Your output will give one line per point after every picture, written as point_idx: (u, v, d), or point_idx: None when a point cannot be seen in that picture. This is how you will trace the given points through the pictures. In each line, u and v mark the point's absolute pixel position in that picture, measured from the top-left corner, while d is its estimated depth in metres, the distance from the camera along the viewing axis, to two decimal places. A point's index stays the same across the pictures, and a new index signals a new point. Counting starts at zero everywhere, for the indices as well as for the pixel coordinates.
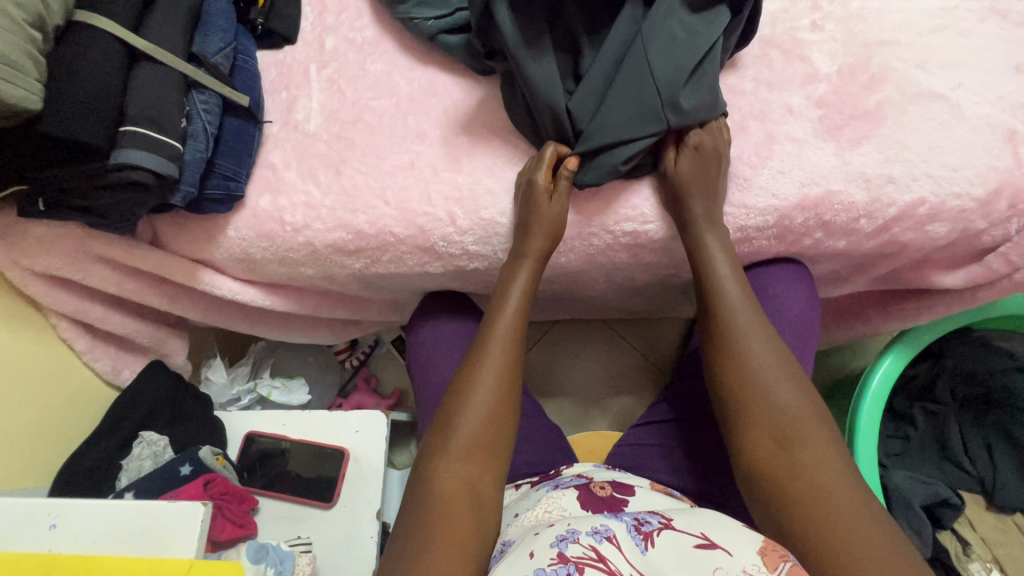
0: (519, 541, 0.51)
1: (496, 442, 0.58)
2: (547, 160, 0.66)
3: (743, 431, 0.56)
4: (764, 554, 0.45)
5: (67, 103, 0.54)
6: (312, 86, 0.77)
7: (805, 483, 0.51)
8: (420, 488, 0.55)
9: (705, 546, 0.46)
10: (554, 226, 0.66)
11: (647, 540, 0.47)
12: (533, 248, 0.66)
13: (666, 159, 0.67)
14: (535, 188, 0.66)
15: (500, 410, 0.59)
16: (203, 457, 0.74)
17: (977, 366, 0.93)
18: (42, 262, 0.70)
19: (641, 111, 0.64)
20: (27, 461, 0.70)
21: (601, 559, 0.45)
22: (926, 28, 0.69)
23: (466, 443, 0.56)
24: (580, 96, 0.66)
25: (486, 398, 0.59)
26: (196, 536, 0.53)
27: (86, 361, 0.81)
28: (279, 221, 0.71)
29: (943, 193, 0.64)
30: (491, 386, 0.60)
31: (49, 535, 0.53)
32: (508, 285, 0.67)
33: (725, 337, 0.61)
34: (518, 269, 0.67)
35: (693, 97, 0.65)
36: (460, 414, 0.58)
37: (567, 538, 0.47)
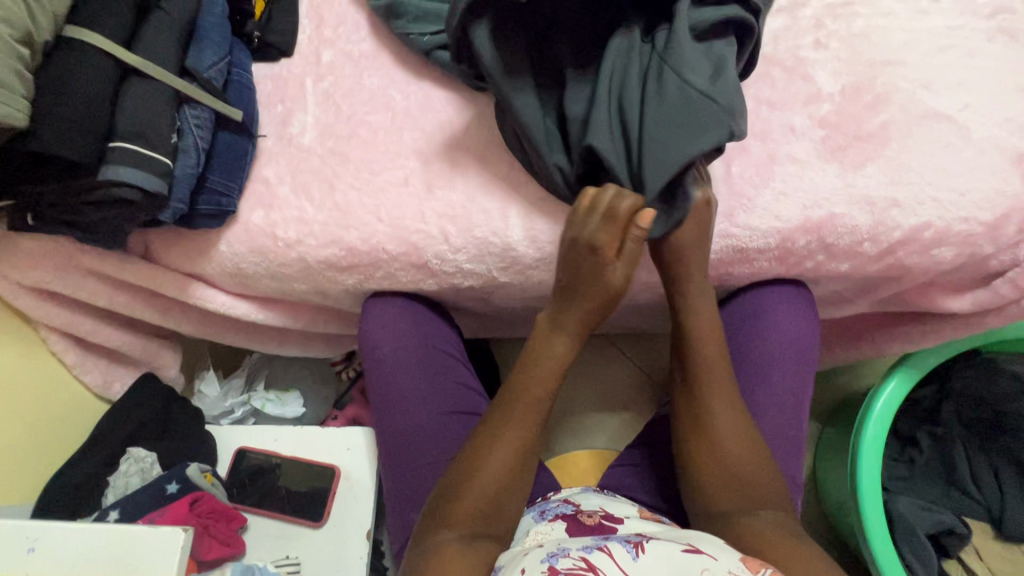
0: (508, 563, 0.50)
1: (500, 511, 0.57)
2: (617, 209, 0.60)
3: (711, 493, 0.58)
4: (746, 559, 0.45)
5: (53, 119, 0.53)
6: (308, 100, 0.76)
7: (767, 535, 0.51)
8: (420, 553, 0.53)
9: (691, 552, 0.46)
10: (609, 292, 0.63)
11: (637, 548, 0.47)
12: (572, 319, 0.64)
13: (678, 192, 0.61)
14: (598, 256, 0.61)
15: (503, 474, 0.58)
16: (190, 476, 0.73)
17: (982, 389, 0.91)
18: (32, 275, 0.70)
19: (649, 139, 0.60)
20: (13, 477, 0.69)
21: (592, 567, 0.44)
22: (932, 47, 0.67)
23: (470, 511, 0.55)
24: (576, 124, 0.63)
25: (500, 465, 0.58)
26: (174, 564, 0.51)
27: (77, 375, 0.80)
28: (271, 236, 0.70)
29: (949, 217, 0.62)
30: (507, 450, 0.59)
31: (27, 559, 0.52)
32: (534, 351, 0.65)
33: (697, 400, 0.63)
34: (555, 339, 0.64)
35: (706, 117, 0.59)
36: (469, 480, 0.57)
37: (557, 553, 0.46)
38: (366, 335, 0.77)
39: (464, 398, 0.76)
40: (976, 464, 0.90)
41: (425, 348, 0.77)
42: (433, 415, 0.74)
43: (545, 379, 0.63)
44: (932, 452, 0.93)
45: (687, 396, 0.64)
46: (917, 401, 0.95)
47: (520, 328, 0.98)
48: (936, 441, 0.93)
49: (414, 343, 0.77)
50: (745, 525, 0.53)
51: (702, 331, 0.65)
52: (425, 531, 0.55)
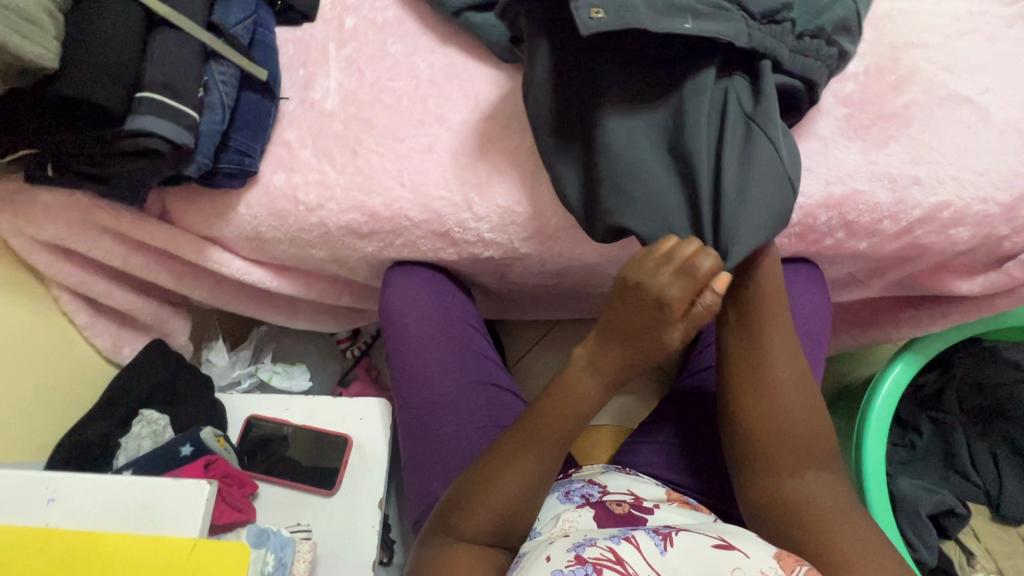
0: (531, 551, 0.51)
1: (510, 533, 0.55)
2: (678, 267, 0.53)
3: (761, 469, 0.57)
4: (779, 558, 0.46)
5: (84, 64, 0.53)
6: (331, 65, 0.75)
7: (815, 506, 0.53)
8: (432, 552, 0.55)
9: (722, 547, 0.47)
10: (659, 351, 0.57)
11: (666, 540, 0.48)
12: (614, 360, 0.58)
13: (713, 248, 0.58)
14: (665, 313, 0.54)
15: (533, 471, 0.56)
16: (204, 438, 0.72)
17: (984, 376, 0.92)
18: (47, 231, 0.68)
19: (716, 211, 0.56)
20: (23, 435, 0.68)
21: (619, 561, 0.45)
22: (954, 32, 0.68)
23: (480, 527, 0.54)
24: (633, 170, 0.58)
25: (507, 493, 0.55)
26: (199, 516, 0.51)
27: (87, 338, 0.79)
28: (292, 200, 0.70)
29: (968, 197, 0.64)
30: (519, 478, 0.55)
31: (47, 509, 0.52)
32: (562, 386, 0.58)
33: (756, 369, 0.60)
34: (587, 377, 0.58)
35: (771, 196, 0.56)
36: (480, 496, 0.55)
37: (583, 543, 0.48)
38: (387, 304, 0.77)
39: (484, 367, 0.76)
40: (976, 449, 0.92)
41: (448, 319, 0.77)
42: (455, 383, 0.74)
43: (568, 415, 0.57)
44: (932, 436, 0.94)
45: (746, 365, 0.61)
46: (920, 386, 0.97)
47: (532, 309, 0.98)
48: (936, 426, 0.94)
49: (437, 313, 0.77)
50: (799, 492, 0.54)
51: (766, 310, 0.62)
52: (434, 530, 0.57)
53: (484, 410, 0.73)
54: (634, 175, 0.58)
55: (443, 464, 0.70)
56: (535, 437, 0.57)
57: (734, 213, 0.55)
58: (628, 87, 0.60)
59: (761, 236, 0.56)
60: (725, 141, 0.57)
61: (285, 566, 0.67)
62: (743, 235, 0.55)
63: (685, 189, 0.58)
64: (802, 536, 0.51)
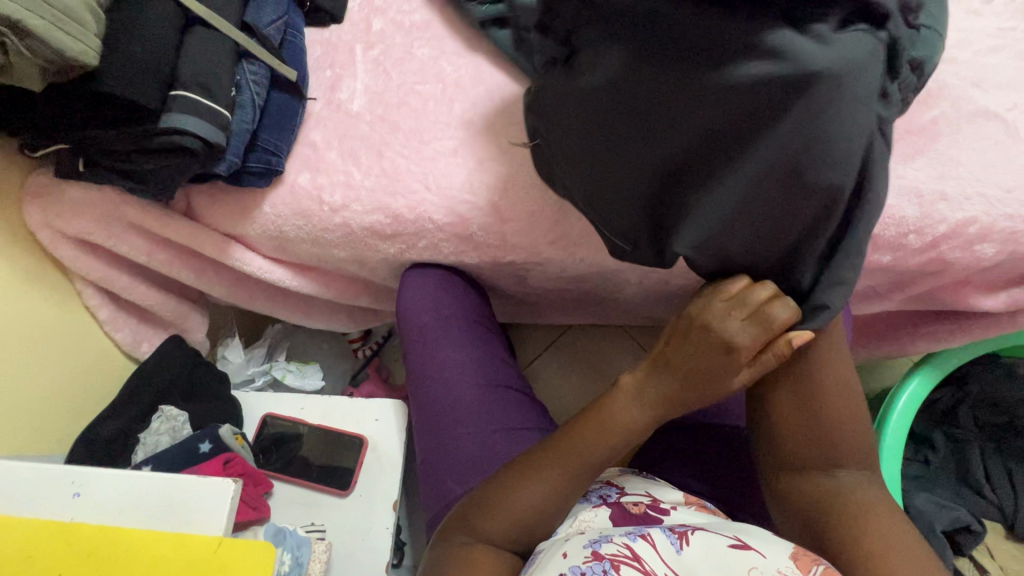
0: (547, 548, 0.51)
1: (533, 539, 0.55)
2: (755, 310, 0.51)
3: (795, 472, 0.56)
4: (796, 558, 0.45)
5: (124, 61, 0.53)
6: (358, 66, 0.76)
7: (844, 498, 0.53)
8: (449, 550, 0.54)
9: (739, 547, 0.46)
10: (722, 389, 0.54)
11: (681, 539, 0.47)
12: (667, 390, 0.56)
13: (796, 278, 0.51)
14: (733, 358, 0.53)
15: (564, 481, 0.55)
16: (222, 435, 0.72)
17: (999, 393, 0.91)
18: (74, 225, 0.69)
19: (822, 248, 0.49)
20: (44, 428, 0.69)
21: (636, 557, 0.45)
22: (983, 48, 0.68)
23: (503, 531, 0.54)
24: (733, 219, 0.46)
25: (532, 501, 0.54)
26: (225, 513, 0.52)
27: (108, 332, 0.79)
28: (317, 200, 0.70)
29: (995, 213, 0.63)
30: (547, 488, 0.55)
31: (72, 503, 0.52)
32: (606, 412, 0.57)
33: (796, 367, 0.56)
34: (636, 407, 0.56)
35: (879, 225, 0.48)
36: (505, 499, 0.55)
37: (600, 539, 0.47)
38: (404, 304, 0.77)
39: (497, 369, 0.76)
40: (991, 466, 0.91)
41: (468, 321, 0.78)
42: (468, 385, 0.74)
43: (606, 437, 0.56)
44: (947, 452, 0.94)
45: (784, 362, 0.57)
46: (935, 402, 0.96)
47: (548, 314, 0.98)
48: (952, 442, 0.94)
49: (459, 314, 0.77)
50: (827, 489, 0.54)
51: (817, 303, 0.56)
52: (452, 528, 0.56)
53: (497, 412, 0.72)
54: (731, 227, 0.47)
55: (458, 464, 0.70)
56: (574, 457, 0.56)
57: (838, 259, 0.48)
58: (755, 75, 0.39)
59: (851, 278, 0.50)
60: (858, 171, 0.45)
61: (300, 566, 0.67)
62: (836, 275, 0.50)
63: (796, 231, 0.47)
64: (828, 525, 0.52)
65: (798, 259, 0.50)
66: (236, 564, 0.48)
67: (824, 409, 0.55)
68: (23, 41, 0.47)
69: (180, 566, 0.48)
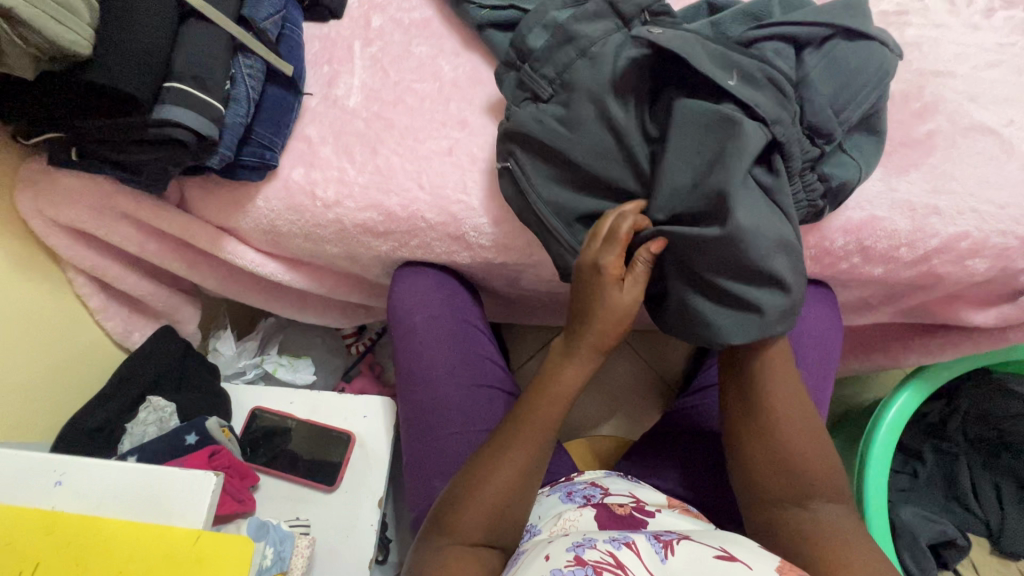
0: (531, 549, 0.51)
1: (505, 533, 0.54)
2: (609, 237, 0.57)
3: (772, 508, 0.56)
4: (782, 571, 0.45)
5: (116, 51, 0.53)
6: (356, 63, 0.76)
7: (821, 530, 0.53)
8: (428, 554, 0.54)
9: (724, 558, 0.46)
10: (622, 317, 0.58)
11: (666, 549, 0.47)
12: (581, 351, 0.59)
13: (704, 302, 0.58)
14: (605, 277, 0.56)
15: (529, 463, 0.56)
16: (210, 428, 0.72)
17: (990, 408, 0.89)
18: (65, 213, 0.69)
19: (724, 284, 0.56)
20: (31, 415, 0.69)
21: (619, 565, 0.45)
22: (981, 62, 0.68)
23: (476, 526, 0.53)
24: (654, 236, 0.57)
25: (500, 487, 0.55)
26: (205, 504, 0.52)
27: (98, 321, 0.79)
28: (310, 195, 0.70)
29: (988, 229, 0.63)
30: (510, 470, 0.56)
31: (55, 493, 0.52)
32: (547, 385, 0.59)
33: (758, 411, 0.59)
34: (567, 365, 0.59)
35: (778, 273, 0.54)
36: (477, 493, 0.55)
37: (583, 544, 0.47)
38: (397, 303, 0.77)
39: (483, 371, 0.76)
40: (979, 480, 0.91)
41: (458, 319, 0.78)
42: (454, 385, 0.74)
43: (553, 405, 0.59)
44: (935, 464, 0.94)
45: (744, 405, 0.60)
46: (924, 415, 0.95)
47: (540, 315, 0.98)
48: (940, 455, 0.94)
49: (447, 316, 0.77)
50: (805, 523, 0.54)
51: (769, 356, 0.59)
52: (429, 532, 0.56)
53: (481, 413, 0.72)
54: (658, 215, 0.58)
55: (445, 457, 0.70)
56: (532, 427, 0.58)
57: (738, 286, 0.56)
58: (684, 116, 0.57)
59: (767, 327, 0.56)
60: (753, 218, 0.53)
61: (282, 561, 0.67)
62: (734, 313, 0.57)
63: (697, 255, 0.56)
64: (802, 559, 0.51)
65: (699, 271, 0.57)
66: (215, 557, 0.48)
67: (791, 450, 0.57)
68: (15, 28, 0.47)
69: (160, 557, 0.48)
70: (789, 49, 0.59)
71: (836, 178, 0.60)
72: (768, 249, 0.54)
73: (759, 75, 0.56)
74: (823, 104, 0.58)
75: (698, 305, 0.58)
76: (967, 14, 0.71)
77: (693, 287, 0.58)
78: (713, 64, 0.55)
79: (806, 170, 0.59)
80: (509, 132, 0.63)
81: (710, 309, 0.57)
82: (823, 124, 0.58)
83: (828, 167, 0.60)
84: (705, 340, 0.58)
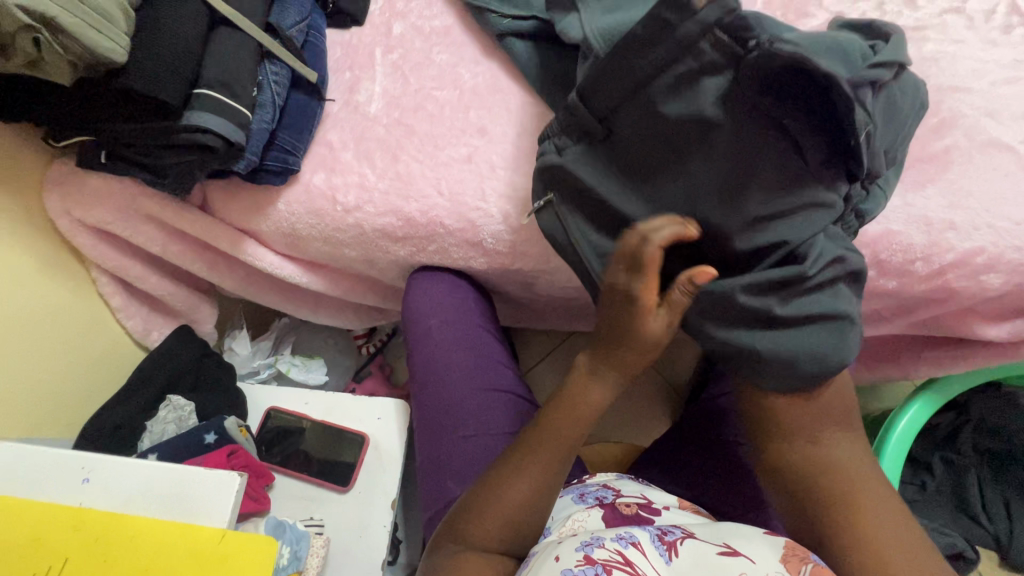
0: (542, 550, 0.51)
1: (518, 541, 0.54)
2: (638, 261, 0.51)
3: (783, 444, 0.57)
4: (786, 562, 0.46)
5: (151, 58, 0.54)
6: (377, 69, 0.77)
7: (833, 470, 0.54)
8: (441, 555, 0.55)
9: (727, 554, 0.47)
10: (653, 342, 0.53)
11: (670, 550, 0.48)
12: (605, 369, 0.56)
13: (762, 358, 0.54)
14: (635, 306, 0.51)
15: (547, 490, 0.55)
16: (228, 428, 0.73)
17: (999, 421, 0.91)
18: (92, 214, 0.70)
19: (790, 315, 0.53)
20: (54, 412, 0.70)
21: (627, 563, 0.45)
22: (999, 78, 0.69)
23: (489, 534, 0.54)
24: (712, 289, 0.54)
25: (513, 504, 0.54)
26: (229, 506, 0.53)
27: (119, 319, 0.80)
28: (331, 200, 0.71)
29: (1003, 244, 0.64)
30: (527, 487, 0.55)
31: (81, 489, 0.53)
32: (566, 400, 0.57)
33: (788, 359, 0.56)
34: (589, 384, 0.57)
35: (830, 332, 0.54)
36: (490, 503, 0.55)
37: (592, 543, 0.47)
38: (411, 308, 0.79)
39: (497, 374, 0.76)
40: (988, 493, 0.91)
41: (469, 323, 0.78)
42: (469, 390, 0.74)
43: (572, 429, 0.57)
44: (943, 475, 0.94)
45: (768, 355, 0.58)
46: (934, 427, 0.97)
47: (552, 320, 0.98)
48: (948, 466, 0.94)
49: (461, 321, 0.78)
50: (817, 458, 0.55)
51: None
52: (443, 540, 0.57)
53: (498, 417, 0.73)
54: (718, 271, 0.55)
55: (448, 459, 0.71)
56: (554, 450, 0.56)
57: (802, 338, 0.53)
58: (759, 163, 0.51)
59: (835, 358, 0.54)
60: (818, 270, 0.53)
61: (298, 561, 0.68)
62: (807, 343, 0.53)
63: (761, 288, 0.53)
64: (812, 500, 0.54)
65: (758, 313, 0.54)
66: (238, 558, 0.49)
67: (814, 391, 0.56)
68: (56, 36, 0.49)
69: (184, 556, 0.49)
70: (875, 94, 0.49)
71: (868, 214, 0.60)
72: (837, 277, 0.54)
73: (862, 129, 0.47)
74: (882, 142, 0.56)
75: (754, 340, 0.55)
76: (985, 30, 0.71)
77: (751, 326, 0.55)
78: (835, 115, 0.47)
79: (852, 211, 0.57)
80: (549, 167, 0.62)
81: (772, 341, 0.54)
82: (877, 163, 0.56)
83: (863, 204, 0.59)
84: (759, 382, 0.56)
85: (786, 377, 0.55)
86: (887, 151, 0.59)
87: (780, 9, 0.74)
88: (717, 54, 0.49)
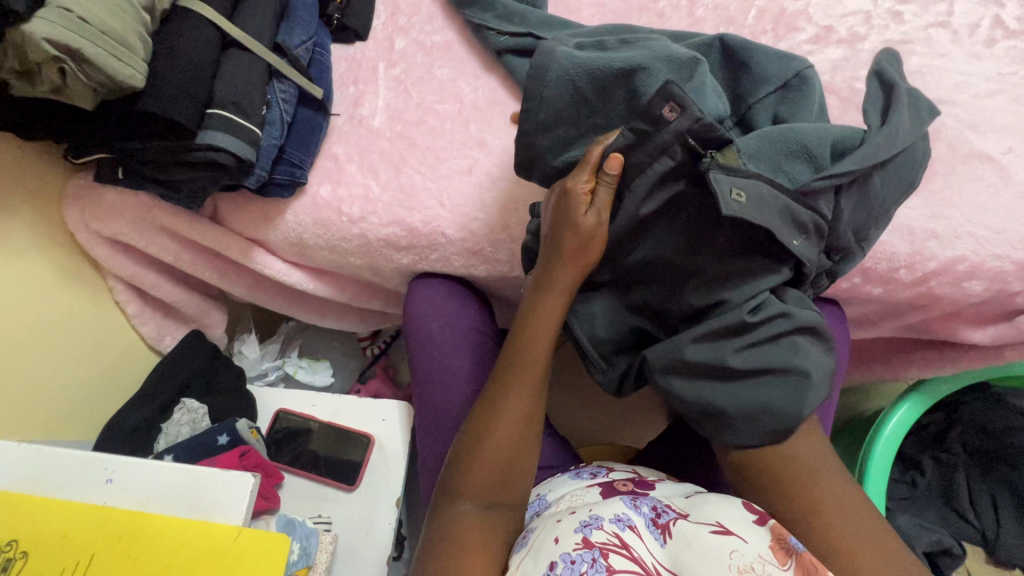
0: (541, 528, 0.54)
1: (505, 493, 0.58)
2: (591, 163, 0.59)
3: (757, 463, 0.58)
4: (774, 550, 0.47)
5: (168, 82, 0.58)
6: (380, 84, 0.80)
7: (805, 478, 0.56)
8: (442, 521, 0.57)
9: (720, 533, 0.48)
10: (590, 239, 0.60)
11: (664, 533, 0.51)
12: (563, 280, 0.62)
13: (725, 414, 0.58)
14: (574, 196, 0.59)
15: (523, 428, 0.61)
16: (239, 429, 0.76)
17: (988, 420, 0.93)
18: (109, 226, 0.73)
19: (743, 365, 0.57)
20: (74, 416, 0.73)
21: (624, 546, 0.48)
22: (981, 91, 0.71)
23: (483, 484, 0.58)
24: (667, 347, 0.60)
25: (499, 444, 0.59)
26: (244, 504, 0.56)
27: (135, 325, 0.84)
28: (336, 211, 0.73)
29: (983, 253, 0.66)
30: (511, 420, 0.60)
31: (106, 489, 0.57)
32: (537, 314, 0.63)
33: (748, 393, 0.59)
34: (545, 298, 0.63)
35: (787, 389, 0.56)
36: (477, 457, 0.59)
37: (591, 524, 0.50)
38: (412, 310, 0.81)
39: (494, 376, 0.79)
40: (976, 490, 0.93)
41: (468, 329, 0.81)
42: (467, 392, 0.77)
43: (538, 360, 0.63)
44: (934, 475, 0.96)
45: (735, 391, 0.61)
46: (925, 426, 0.99)
47: None
48: (939, 464, 0.96)
49: (461, 324, 0.80)
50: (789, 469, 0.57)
51: None
52: (441, 509, 0.59)
53: None
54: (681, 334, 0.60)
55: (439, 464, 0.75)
56: (521, 369, 0.62)
57: (761, 394, 0.57)
58: (715, 242, 0.59)
59: (789, 409, 0.56)
60: (771, 330, 0.57)
61: (309, 555, 0.71)
62: (763, 393, 0.57)
63: (713, 338, 0.58)
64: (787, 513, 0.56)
65: (716, 364, 0.57)
66: (252, 553, 0.52)
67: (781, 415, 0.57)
68: (81, 67, 0.52)
69: (202, 552, 0.52)
70: (839, 193, 0.59)
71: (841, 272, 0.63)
72: (790, 331, 0.57)
73: (810, 227, 0.57)
74: (845, 225, 0.60)
75: (710, 391, 0.58)
76: (970, 44, 0.74)
77: (714, 380, 0.58)
78: (776, 218, 0.55)
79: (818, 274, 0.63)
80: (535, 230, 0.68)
81: (728, 393, 0.58)
82: (839, 241, 0.61)
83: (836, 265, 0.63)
84: (726, 435, 0.59)
85: (744, 428, 0.57)
86: (886, 212, 0.62)
87: (771, 22, 0.76)
88: (687, 157, 0.56)
